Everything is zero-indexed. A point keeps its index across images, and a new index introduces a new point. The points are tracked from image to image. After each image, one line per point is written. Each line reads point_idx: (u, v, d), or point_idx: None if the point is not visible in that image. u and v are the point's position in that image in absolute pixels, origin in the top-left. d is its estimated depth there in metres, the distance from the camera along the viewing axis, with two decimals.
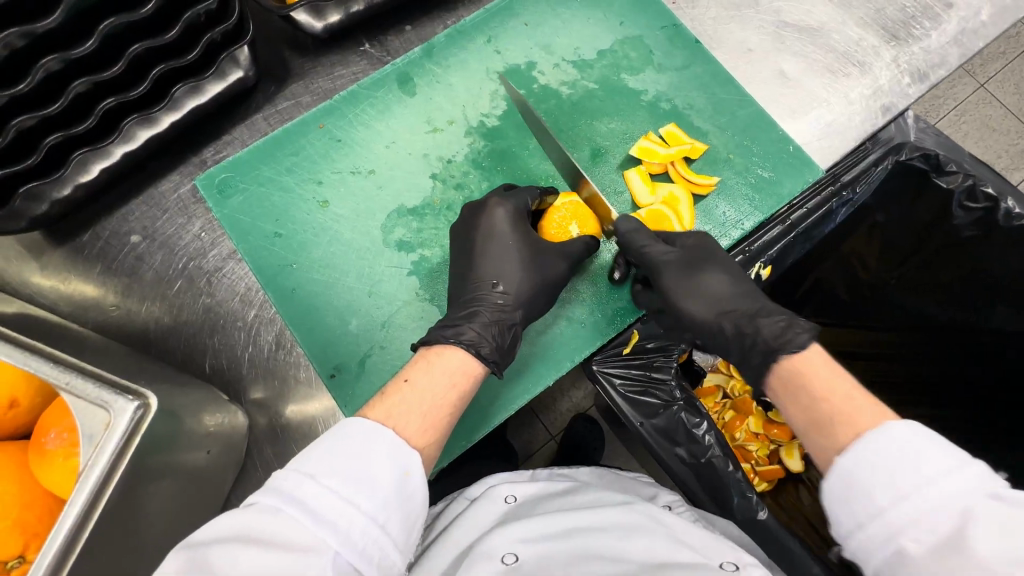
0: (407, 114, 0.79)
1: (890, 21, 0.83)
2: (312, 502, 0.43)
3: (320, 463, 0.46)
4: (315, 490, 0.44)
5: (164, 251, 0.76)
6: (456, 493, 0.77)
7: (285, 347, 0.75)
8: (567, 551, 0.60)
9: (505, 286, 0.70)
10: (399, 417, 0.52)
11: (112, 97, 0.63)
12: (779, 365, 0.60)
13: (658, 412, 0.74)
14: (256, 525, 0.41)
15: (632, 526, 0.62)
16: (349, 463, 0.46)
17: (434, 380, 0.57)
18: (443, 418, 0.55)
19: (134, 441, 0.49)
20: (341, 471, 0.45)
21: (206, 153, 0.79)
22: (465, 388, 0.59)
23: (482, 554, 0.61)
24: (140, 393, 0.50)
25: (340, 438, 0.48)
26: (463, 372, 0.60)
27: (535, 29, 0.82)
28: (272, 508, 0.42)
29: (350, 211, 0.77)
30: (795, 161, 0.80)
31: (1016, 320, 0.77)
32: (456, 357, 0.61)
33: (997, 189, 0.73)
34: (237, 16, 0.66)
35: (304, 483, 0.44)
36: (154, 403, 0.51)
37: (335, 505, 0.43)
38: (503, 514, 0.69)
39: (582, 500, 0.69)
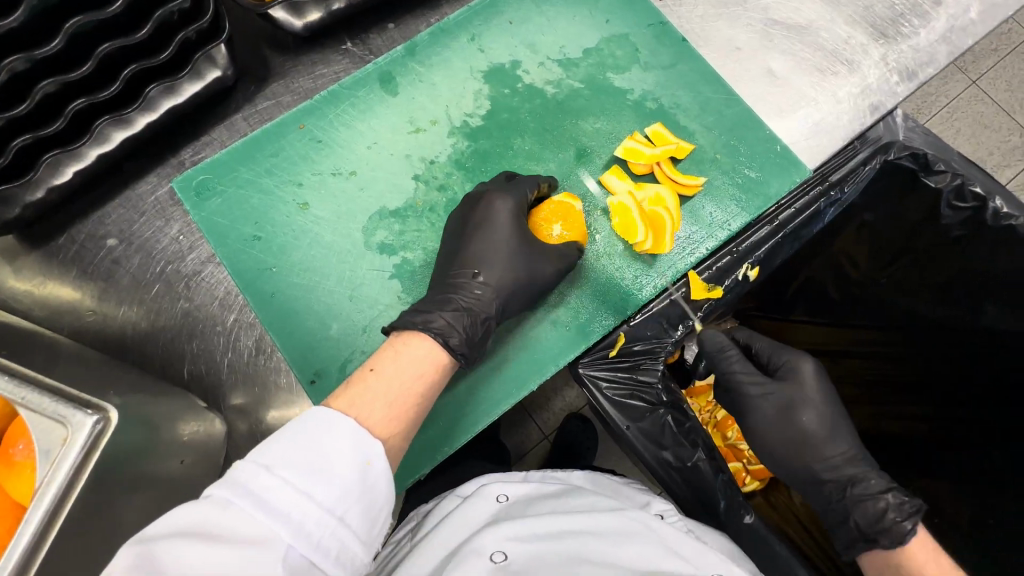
0: (390, 113, 0.78)
1: (878, 18, 0.82)
2: (266, 494, 0.42)
3: (279, 454, 0.45)
4: (270, 481, 0.43)
5: (141, 254, 0.74)
6: (449, 493, 0.76)
7: (265, 352, 0.74)
8: (559, 556, 0.59)
9: (485, 276, 0.69)
10: (362, 407, 0.51)
11: (82, 98, 0.61)
12: (880, 557, 0.67)
13: (645, 415, 0.73)
14: (211, 519, 0.41)
15: (624, 532, 0.62)
16: (308, 452, 0.45)
17: (402, 369, 0.57)
18: (410, 409, 0.54)
19: (96, 454, 0.48)
20: (300, 462, 0.44)
21: (184, 154, 0.78)
22: (432, 379, 0.58)
23: (472, 551, 0.59)
24: (99, 407, 0.49)
25: (299, 428, 0.47)
26: (431, 361, 0.59)
27: (520, 27, 0.81)
28: (223, 501, 0.41)
29: (330, 212, 0.75)
30: (782, 161, 0.80)
31: (1008, 319, 0.76)
32: (425, 346, 0.60)
33: (985, 189, 0.73)
34: (211, 15, 0.64)
35: (260, 474, 0.43)
36: (115, 416, 0.50)
37: (290, 497, 0.43)
38: (495, 513, 0.68)
39: (575, 503, 0.68)
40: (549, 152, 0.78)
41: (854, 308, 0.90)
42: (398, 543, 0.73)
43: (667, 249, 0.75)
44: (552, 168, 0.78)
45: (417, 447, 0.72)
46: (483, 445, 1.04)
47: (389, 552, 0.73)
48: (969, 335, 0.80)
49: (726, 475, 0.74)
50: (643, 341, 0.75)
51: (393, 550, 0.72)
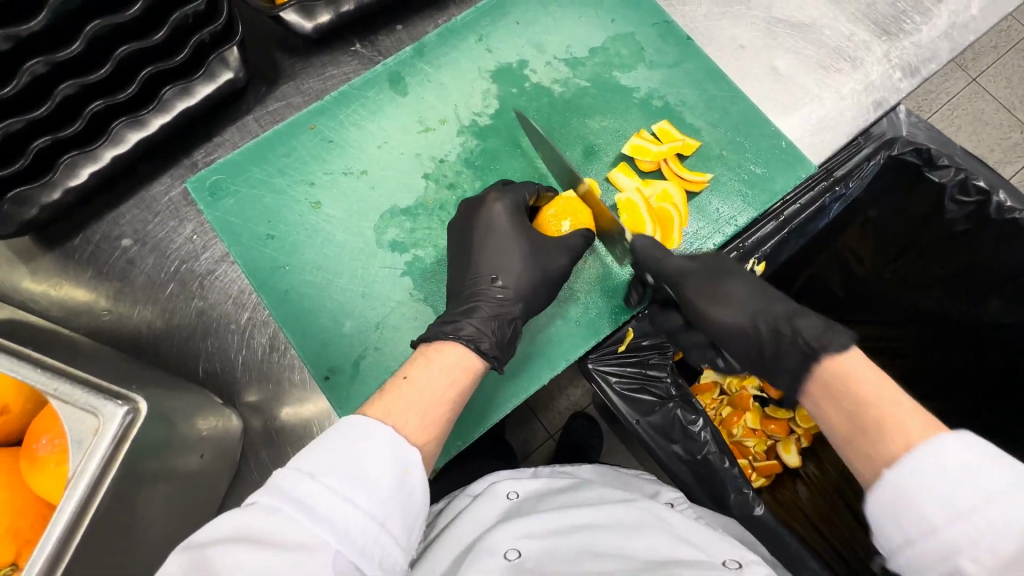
0: (399, 113, 0.79)
1: (881, 15, 0.83)
2: (310, 500, 0.43)
3: (319, 462, 0.45)
4: (314, 489, 0.43)
5: (156, 254, 0.75)
6: (459, 492, 0.78)
7: (279, 349, 0.74)
8: (572, 547, 0.60)
9: (504, 280, 0.70)
10: (398, 415, 0.52)
11: (100, 100, 0.62)
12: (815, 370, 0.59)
13: (654, 409, 0.74)
14: (256, 524, 0.41)
15: (634, 524, 0.62)
16: (349, 460, 0.46)
17: (436, 376, 0.57)
18: (446, 416, 0.55)
19: (126, 443, 0.49)
20: (341, 470, 0.45)
21: (197, 155, 0.79)
22: (464, 385, 0.59)
23: (486, 550, 0.60)
24: (128, 398, 0.50)
25: (340, 436, 0.48)
26: (462, 368, 0.60)
27: (527, 27, 0.82)
28: (271, 507, 0.42)
29: (343, 211, 0.76)
30: (788, 156, 0.80)
31: (1011, 313, 0.77)
32: (456, 352, 0.61)
33: (989, 182, 0.73)
34: (226, 17, 0.65)
35: (302, 481, 0.44)
36: (144, 407, 0.51)
37: (333, 503, 0.43)
38: (506, 510, 0.69)
39: (586, 496, 0.69)
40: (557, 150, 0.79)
41: (859, 302, 0.91)
42: None
43: (675, 245, 0.76)
44: None
45: None
46: (491, 442, 1.05)
47: None
48: (975, 330, 0.81)
49: (738, 469, 0.74)
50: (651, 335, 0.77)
51: None
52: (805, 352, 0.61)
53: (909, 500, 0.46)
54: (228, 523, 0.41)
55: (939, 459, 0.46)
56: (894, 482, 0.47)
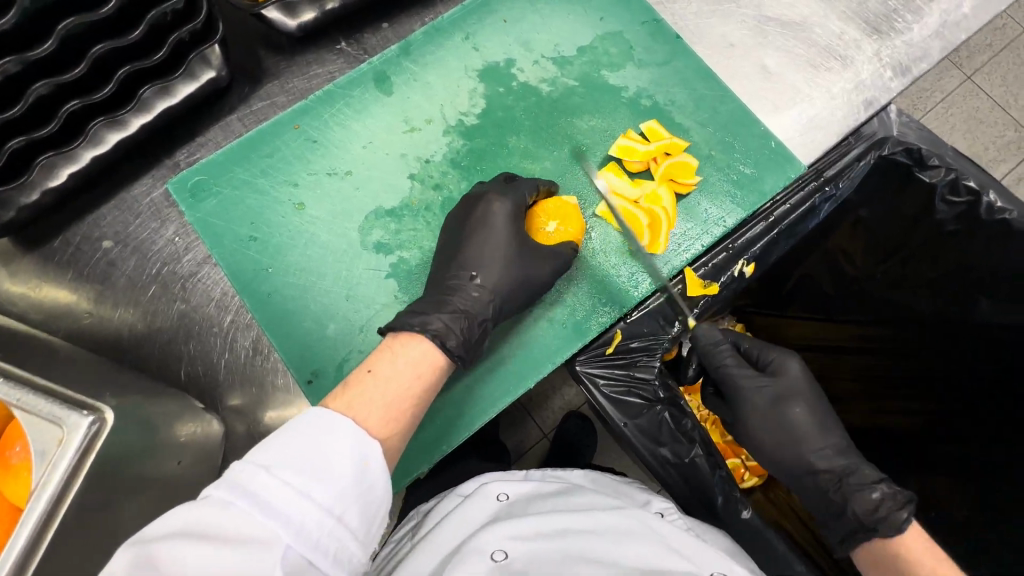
0: (384, 113, 0.78)
1: (872, 14, 0.83)
2: (264, 495, 0.42)
3: (277, 455, 0.45)
4: (270, 482, 0.43)
5: (137, 256, 0.74)
6: (449, 491, 0.77)
7: (262, 352, 0.73)
8: (559, 550, 0.59)
9: (482, 278, 0.69)
10: (358, 408, 0.52)
11: (76, 100, 0.61)
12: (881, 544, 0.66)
13: (642, 412, 0.73)
14: (208, 519, 0.40)
15: (625, 531, 0.62)
16: (305, 453, 0.45)
17: (400, 370, 0.57)
18: (407, 409, 0.55)
19: (92, 454, 0.48)
20: (300, 463, 0.44)
21: (179, 155, 0.77)
22: (430, 379, 0.59)
23: (473, 549, 0.60)
24: (95, 408, 0.50)
25: (297, 428, 0.47)
26: (428, 362, 0.60)
27: (514, 25, 0.81)
28: (223, 501, 0.41)
29: (327, 212, 0.75)
30: (777, 157, 0.80)
31: (1002, 314, 0.77)
32: (423, 346, 0.60)
33: (979, 182, 0.73)
34: (205, 15, 0.64)
35: (259, 474, 0.43)
36: (111, 416, 0.50)
37: (288, 497, 0.43)
38: (495, 511, 0.68)
39: (576, 501, 0.68)
40: (544, 150, 0.78)
41: (849, 302, 0.91)
42: (398, 542, 0.73)
43: (661, 249, 0.75)
44: (548, 166, 0.78)
45: (418, 445, 0.72)
46: (482, 443, 1.05)
47: (389, 551, 0.73)
48: (967, 333, 0.80)
49: (724, 472, 0.74)
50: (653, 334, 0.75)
51: (395, 549, 0.72)
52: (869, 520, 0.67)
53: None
54: (179, 517, 0.40)
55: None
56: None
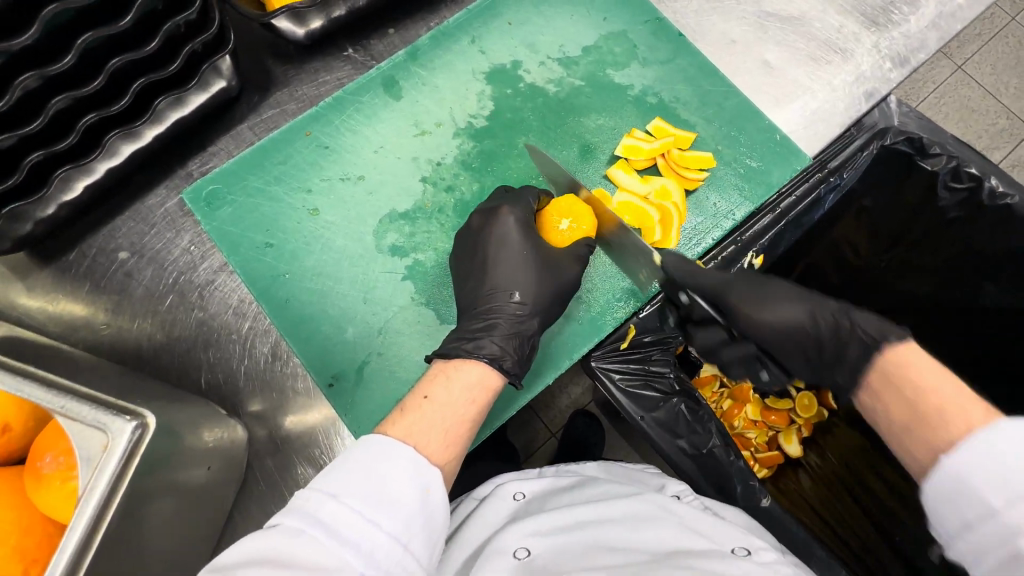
0: (394, 117, 0.79)
1: (868, 7, 0.84)
2: (333, 522, 0.43)
3: (343, 483, 0.46)
4: (340, 510, 0.44)
5: (153, 266, 0.75)
6: (467, 495, 0.78)
7: (281, 358, 0.74)
8: (583, 543, 0.60)
9: (521, 295, 0.70)
10: (422, 435, 0.52)
11: (93, 113, 0.61)
12: (878, 363, 0.56)
13: (659, 405, 0.74)
14: (282, 547, 0.41)
15: (641, 516, 0.62)
16: (373, 482, 0.46)
17: (459, 393, 0.57)
18: (466, 435, 0.55)
19: (135, 458, 0.49)
20: (364, 490, 0.45)
21: (192, 165, 0.78)
22: (485, 402, 0.59)
23: (495, 550, 0.60)
24: (136, 412, 0.50)
25: (363, 457, 0.48)
26: (482, 385, 0.60)
27: (519, 28, 0.82)
28: (294, 530, 0.42)
29: (341, 218, 0.76)
30: (782, 150, 0.81)
31: (1007, 297, 0.79)
32: (479, 369, 0.61)
33: (981, 169, 0.75)
34: (218, 25, 0.65)
35: (327, 502, 0.44)
36: (152, 422, 0.50)
37: (356, 524, 0.43)
38: (514, 511, 0.69)
39: (593, 493, 0.69)
40: (553, 149, 0.79)
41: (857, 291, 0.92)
42: None
43: (673, 244, 0.75)
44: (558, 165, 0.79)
45: None
46: (494, 443, 1.06)
47: None
48: (968, 316, 0.83)
49: (744, 462, 0.75)
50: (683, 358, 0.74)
51: None
52: (863, 350, 0.59)
53: (973, 489, 0.44)
54: (250, 544, 0.41)
55: (1005, 444, 0.44)
56: (955, 469, 0.45)
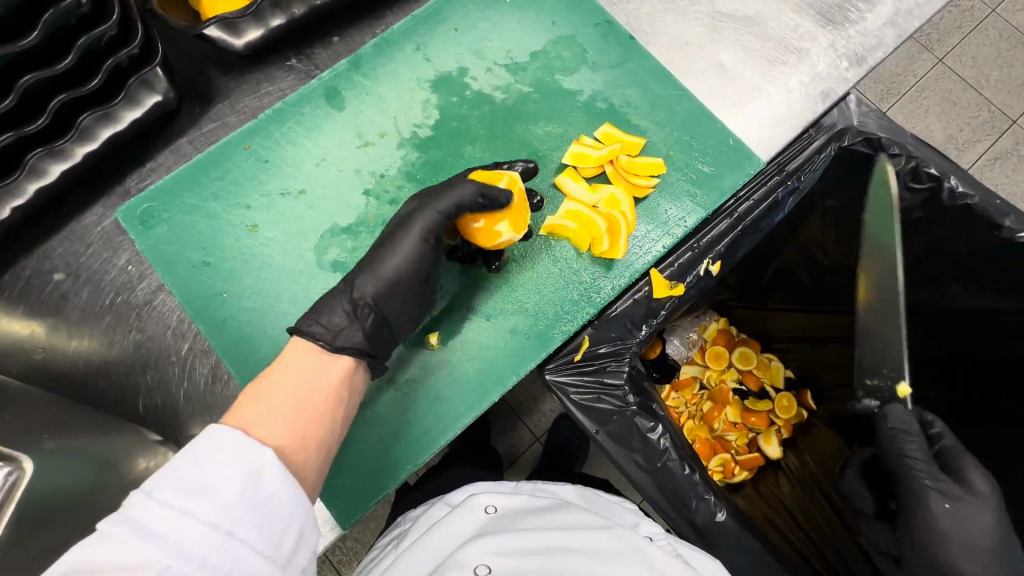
0: (337, 129, 0.77)
1: (824, 4, 0.82)
2: (143, 519, 0.42)
3: (160, 479, 0.44)
4: (149, 506, 0.42)
5: (90, 287, 0.73)
6: (438, 499, 0.77)
7: (222, 380, 0.72)
8: (546, 568, 0.58)
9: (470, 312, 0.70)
10: (258, 423, 0.52)
11: (10, 132, 0.59)
12: None
13: (612, 418, 0.72)
14: (93, 551, 0.40)
15: (608, 554, 0.61)
16: (186, 472, 0.45)
17: (305, 375, 0.58)
18: (313, 416, 0.55)
19: (13, 501, 0.45)
20: (178, 484, 0.44)
21: (130, 182, 0.76)
22: (336, 387, 0.59)
23: (457, 562, 0.60)
24: (12, 458, 0.46)
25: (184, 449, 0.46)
26: (332, 374, 0.60)
27: (465, 33, 0.80)
28: (100, 534, 0.41)
29: (280, 233, 0.74)
30: (736, 153, 0.79)
31: (974, 297, 0.78)
32: (339, 359, 0.62)
33: (940, 168, 0.74)
34: (141, 39, 0.63)
35: (139, 501, 0.42)
36: (31, 466, 0.47)
37: (169, 518, 0.42)
38: (481, 525, 0.67)
39: (568, 520, 0.67)
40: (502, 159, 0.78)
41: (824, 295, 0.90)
42: (384, 552, 0.73)
43: (621, 254, 0.75)
44: None
45: (383, 468, 0.72)
46: (467, 452, 1.04)
47: (374, 556, 0.75)
48: (941, 315, 0.82)
49: (700, 476, 0.72)
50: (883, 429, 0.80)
51: (378, 557, 0.73)
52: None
53: None
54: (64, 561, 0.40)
55: None
56: None
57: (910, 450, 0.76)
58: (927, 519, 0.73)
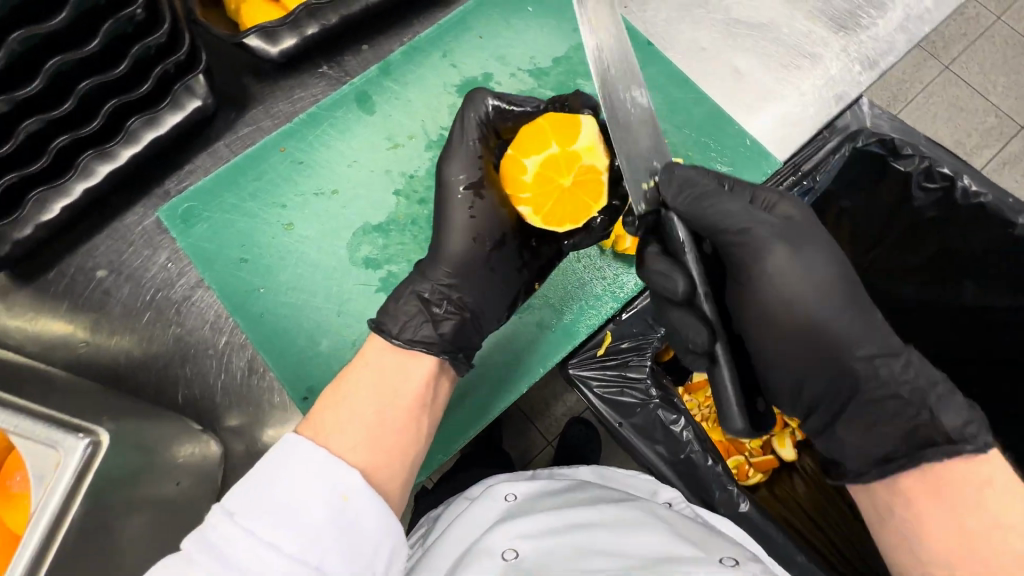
0: (368, 132, 0.80)
1: (837, 11, 0.84)
2: (225, 545, 0.44)
3: (241, 501, 0.46)
4: (232, 530, 0.44)
5: (131, 284, 0.75)
6: (458, 496, 0.79)
7: (258, 372, 0.75)
8: (570, 543, 0.59)
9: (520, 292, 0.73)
10: (343, 437, 0.52)
11: (65, 135, 0.62)
12: None
13: (636, 411, 0.75)
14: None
15: (633, 522, 0.60)
16: (270, 494, 0.46)
17: (385, 377, 0.58)
18: (397, 425, 0.55)
19: (86, 479, 0.49)
20: (260, 510, 0.45)
21: (169, 183, 0.79)
22: (420, 393, 0.59)
23: (483, 551, 0.60)
24: (90, 430, 0.51)
25: (263, 464, 0.48)
26: (415, 379, 0.59)
27: (489, 41, 0.84)
28: (187, 557, 0.43)
29: (315, 232, 0.78)
30: (752, 154, 0.83)
31: (985, 296, 0.80)
32: (423, 362, 0.61)
33: (953, 168, 0.76)
34: (188, 46, 0.66)
35: (224, 523, 0.45)
36: (106, 438, 0.52)
37: (251, 547, 0.43)
38: (504, 512, 0.69)
39: (586, 496, 0.69)
40: None
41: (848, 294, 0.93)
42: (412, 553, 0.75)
43: None
44: None
45: None
46: (486, 452, 1.05)
47: None
48: (950, 313, 0.84)
49: (723, 467, 0.74)
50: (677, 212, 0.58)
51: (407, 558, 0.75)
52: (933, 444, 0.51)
53: None
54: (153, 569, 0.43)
55: None
56: None
57: (721, 206, 0.58)
58: (756, 268, 0.58)
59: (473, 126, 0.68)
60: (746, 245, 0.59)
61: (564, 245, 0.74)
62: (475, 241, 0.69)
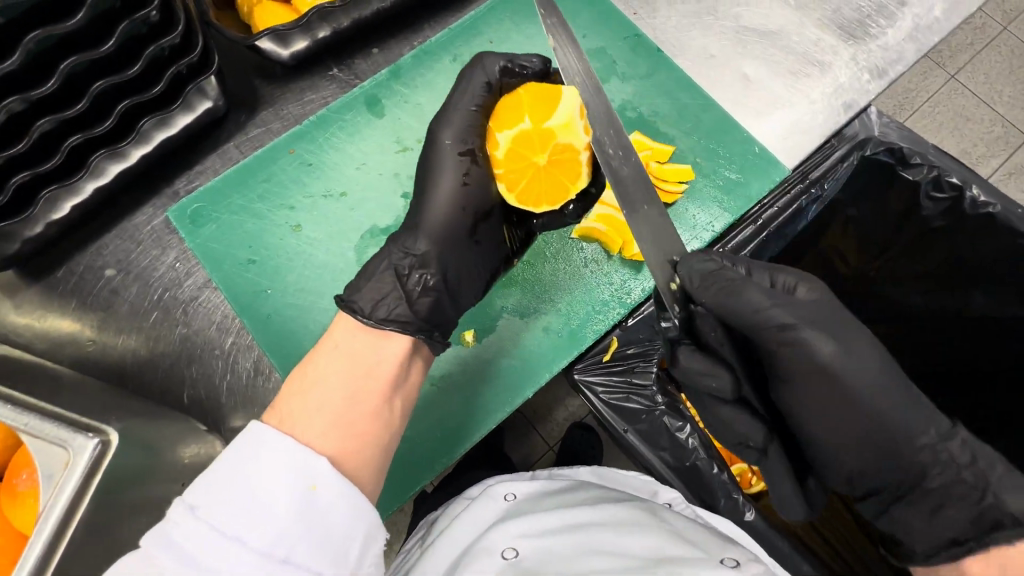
0: (377, 134, 0.81)
1: (846, 20, 0.83)
2: (186, 542, 0.43)
3: (203, 493, 0.45)
4: (194, 527, 0.43)
5: (139, 283, 0.75)
6: (457, 496, 0.78)
7: (264, 372, 0.75)
8: (568, 543, 0.59)
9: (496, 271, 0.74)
10: (310, 426, 0.51)
11: (78, 134, 0.63)
12: None
13: (641, 417, 0.75)
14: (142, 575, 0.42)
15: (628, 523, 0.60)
16: (236, 486, 0.45)
17: (354, 359, 0.57)
18: (366, 409, 0.54)
19: (96, 476, 0.50)
20: (223, 504, 0.44)
21: (178, 183, 0.79)
22: (391, 374, 0.58)
23: (482, 550, 0.60)
24: (100, 430, 0.51)
25: (229, 454, 0.47)
26: (383, 361, 0.58)
27: (499, 45, 0.84)
28: (148, 554, 0.43)
29: (322, 234, 0.79)
30: (761, 161, 0.84)
31: (997, 307, 0.79)
32: (395, 341, 0.60)
33: (962, 177, 0.75)
34: (201, 48, 0.67)
35: (186, 518, 0.44)
36: (115, 438, 0.51)
37: (215, 544, 0.43)
38: (503, 511, 0.69)
39: (584, 497, 0.68)
40: None
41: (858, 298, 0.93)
42: (411, 552, 0.75)
43: None
44: None
45: (419, 461, 0.75)
46: (489, 457, 1.05)
47: (400, 560, 0.75)
48: (960, 322, 0.83)
49: (728, 475, 0.74)
50: (705, 306, 0.57)
51: (406, 558, 0.74)
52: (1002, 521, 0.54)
53: None
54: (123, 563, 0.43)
55: None
56: None
57: (757, 304, 0.56)
58: (811, 364, 0.57)
59: (479, 91, 0.68)
60: (796, 348, 0.57)
61: (535, 225, 0.75)
62: (460, 212, 0.68)
